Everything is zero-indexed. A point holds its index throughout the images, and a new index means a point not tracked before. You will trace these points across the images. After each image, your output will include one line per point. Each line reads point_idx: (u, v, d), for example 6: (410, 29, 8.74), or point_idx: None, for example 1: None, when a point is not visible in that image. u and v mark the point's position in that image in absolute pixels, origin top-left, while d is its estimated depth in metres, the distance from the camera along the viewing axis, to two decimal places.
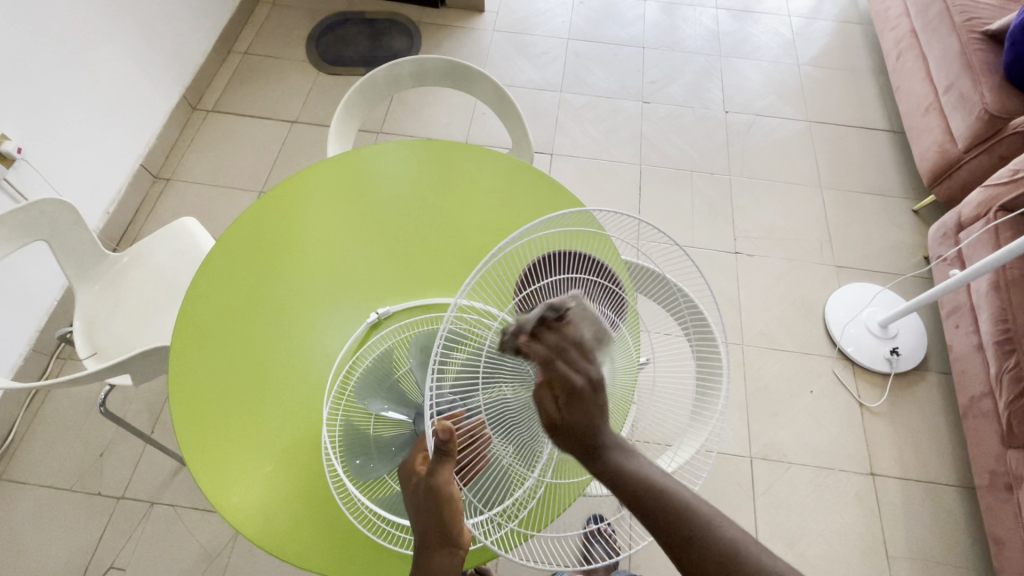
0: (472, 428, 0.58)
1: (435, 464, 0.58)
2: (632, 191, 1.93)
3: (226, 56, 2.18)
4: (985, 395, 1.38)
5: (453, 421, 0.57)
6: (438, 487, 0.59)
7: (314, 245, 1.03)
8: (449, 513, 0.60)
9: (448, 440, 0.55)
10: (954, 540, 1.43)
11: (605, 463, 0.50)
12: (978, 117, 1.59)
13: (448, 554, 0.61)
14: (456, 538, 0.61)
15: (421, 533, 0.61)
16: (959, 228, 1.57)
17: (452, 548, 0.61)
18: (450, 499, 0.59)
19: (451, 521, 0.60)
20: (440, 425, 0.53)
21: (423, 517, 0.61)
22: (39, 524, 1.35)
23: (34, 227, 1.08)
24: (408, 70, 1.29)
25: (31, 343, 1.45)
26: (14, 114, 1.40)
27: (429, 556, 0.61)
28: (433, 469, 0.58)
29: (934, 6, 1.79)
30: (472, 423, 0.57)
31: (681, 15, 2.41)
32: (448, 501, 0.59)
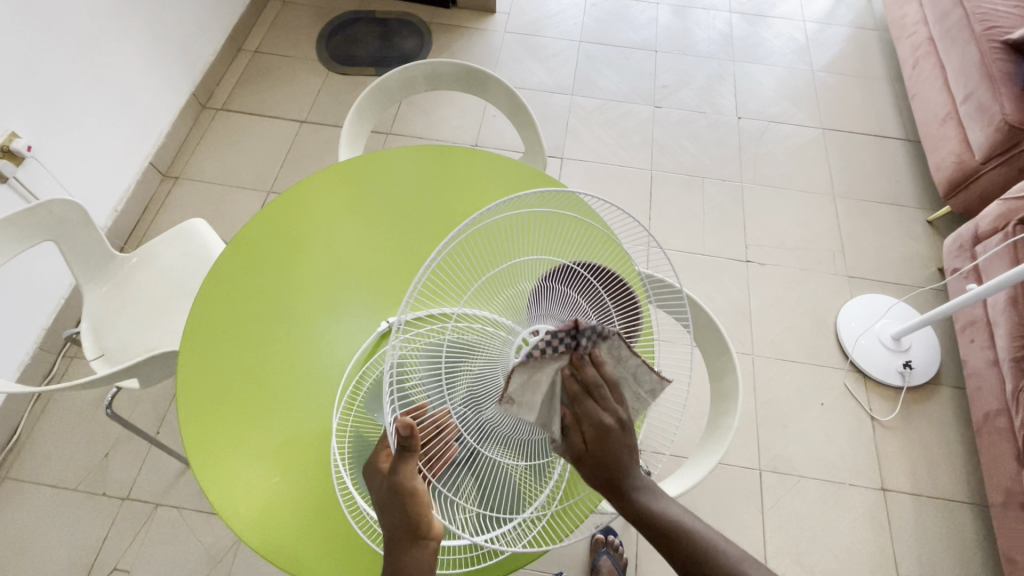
0: (437, 419, 0.60)
1: (397, 460, 0.58)
2: (643, 197, 1.91)
3: (236, 54, 2.18)
4: (1000, 411, 1.36)
5: (416, 414, 0.61)
6: (402, 483, 0.59)
7: (324, 249, 1.02)
8: (415, 509, 0.59)
9: (410, 436, 0.55)
10: (965, 558, 1.41)
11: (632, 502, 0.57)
12: (997, 128, 1.56)
13: (418, 548, 0.60)
14: (424, 531, 0.60)
15: (389, 527, 0.60)
16: (976, 240, 1.55)
17: (422, 541, 0.60)
18: (415, 495, 0.59)
19: (419, 515, 0.60)
20: (400, 420, 0.53)
21: (390, 514, 0.60)
22: (43, 523, 1.35)
23: (42, 226, 1.08)
24: (422, 74, 1.28)
25: (37, 342, 1.44)
26: (24, 111, 1.40)
27: (399, 550, 0.60)
28: (396, 464, 0.59)
29: (953, 13, 1.77)
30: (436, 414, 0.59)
31: (694, 18, 2.39)
32: (413, 497, 0.59)
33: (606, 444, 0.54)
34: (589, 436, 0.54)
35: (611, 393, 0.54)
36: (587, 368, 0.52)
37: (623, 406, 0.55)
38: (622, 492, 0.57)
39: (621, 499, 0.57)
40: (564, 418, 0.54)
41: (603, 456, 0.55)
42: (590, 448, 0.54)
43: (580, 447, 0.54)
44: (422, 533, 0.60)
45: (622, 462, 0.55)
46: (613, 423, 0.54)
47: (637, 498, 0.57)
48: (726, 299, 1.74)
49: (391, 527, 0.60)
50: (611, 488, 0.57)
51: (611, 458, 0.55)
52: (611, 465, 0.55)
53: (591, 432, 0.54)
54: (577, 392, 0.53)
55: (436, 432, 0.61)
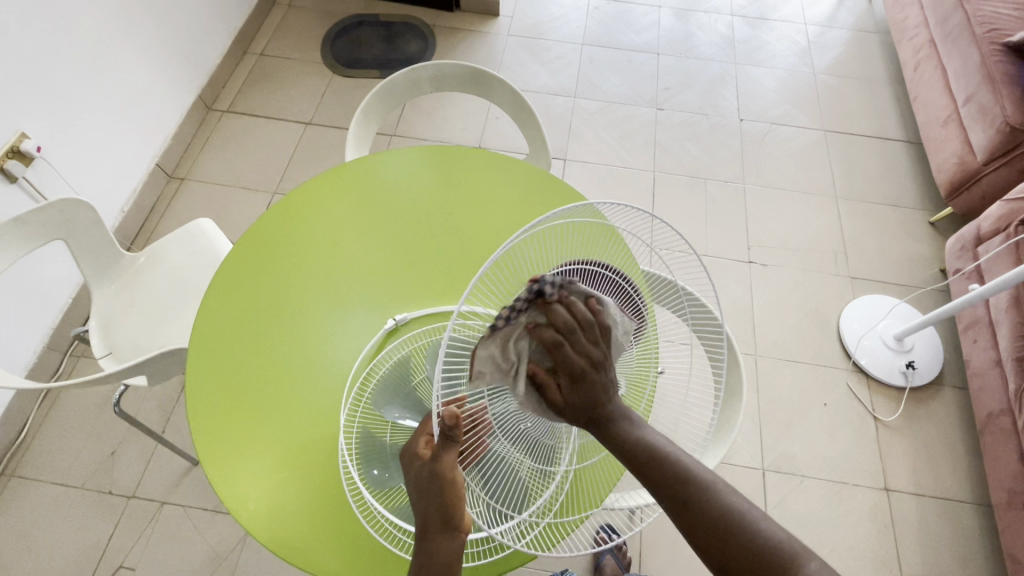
0: (475, 411, 0.59)
1: (440, 449, 0.58)
2: (646, 198, 1.92)
3: (242, 57, 2.20)
4: (1003, 411, 1.37)
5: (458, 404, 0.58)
6: (442, 472, 0.59)
7: (331, 248, 1.03)
8: (452, 497, 0.60)
9: (455, 426, 0.53)
10: (969, 558, 1.41)
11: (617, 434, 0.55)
12: (998, 129, 1.57)
13: (449, 538, 0.61)
14: (456, 522, 0.61)
15: (422, 516, 0.61)
16: (978, 241, 1.55)
17: (454, 532, 0.61)
18: (454, 482, 0.60)
19: (454, 504, 0.60)
20: (448, 410, 0.52)
21: (425, 501, 0.61)
22: (50, 520, 1.36)
23: (52, 225, 1.09)
24: (427, 75, 1.29)
25: (45, 341, 1.45)
26: (34, 112, 1.41)
27: (430, 539, 0.61)
28: (439, 454, 0.58)
29: (954, 16, 1.78)
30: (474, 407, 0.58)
31: (696, 21, 2.41)
32: (451, 484, 0.59)
33: (582, 384, 0.53)
34: (564, 384, 0.52)
35: (586, 336, 0.53)
36: (556, 312, 0.51)
37: (597, 346, 0.54)
38: (603, 426, 0.55)
39: (603, 432, 0.55)
40: (532, 380, 0.52)
41: (582, 396, 0.53)
42: (568, 394, 0.53)
43: (559, 397, 0.53)
44: (455, 524, 0.61)
45: (599, 398, 0.54)
46: (587, 360, 0.53)
47: (621, 428, 0.55)
48: (729, 299, 1.74)
49: (424, 515, 0.61)
50: (592, 423, 0.55)
51: (591, 398, 0.54)
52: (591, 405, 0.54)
53: (568, 382, 0.52)
54: (556, 347, 0.51)
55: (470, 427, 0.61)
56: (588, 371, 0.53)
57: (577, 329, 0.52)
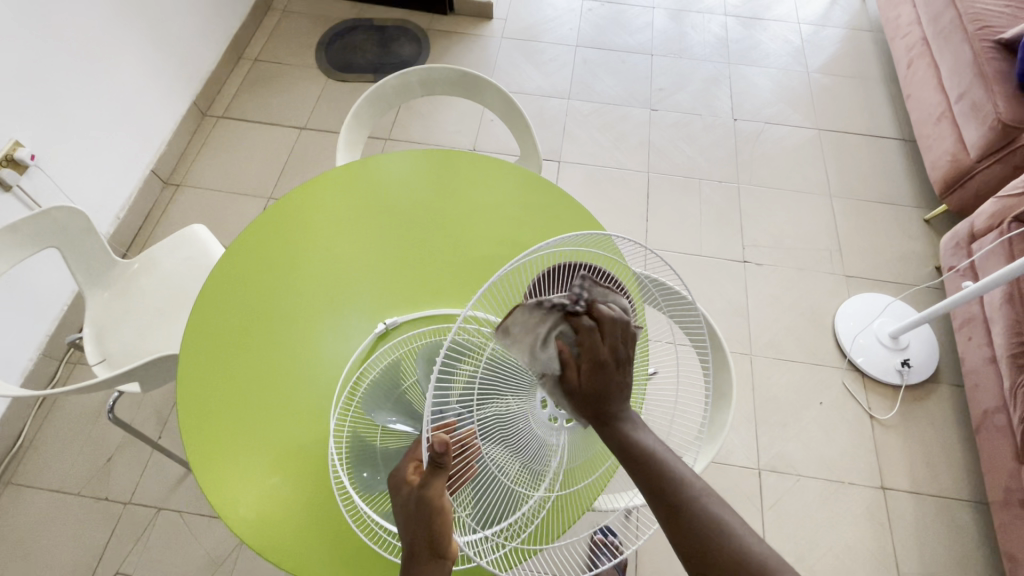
0: (464, 437, 0.59)
1: (428, 476, 0.56)
2: (640, 198, 1.92)
3: (237, 63, 2.20)
4: (999, 409, 1.36)
5: (446, 430, 0.58)
6: (431, 499, 0.57)
7: (322, 253, 1.04)
8: (440, 525, 0.58)
9: (443, 453, 0.53)
10: (967, 557, 1.41)
11: (613, 431, 0.53)
12: (991, 126, 1.57)
13: (436, 566, 0.59)
14: (444, 550, 0.59)
15: (410, 542, 0.60)
16: (971, 238, 1.55)
17: (440, 560, 0.59)
18: (441, 511, 0.58)
19: (441, 533, 0.58)
20: (437, 435, 0.52)
21: (412, 527, 0.59)
22: (47, 527, 1.36)
23: (45, 233, 1.09)
24: (418, 80, 1.30)
25: (41, 348, 1.46)
26: (29, 120, 1.42)
27: (417, 567, 0.59)
28: (427, 480, 0.57)
29: (946, 14, 1.78)
30: (463, 433, 0.58)
31: (690, 22, 2.41)
32: (439, 513, 0.58)
33: (600, 371, 0.51)
34: (584, 367, 0.50)
35: (615, 334, 0.51)
36: (595, 308, 0.51)
37: (622, 349, 0.52)
38: (609, 425, 0.53)
39: (607, 432, 0.53)
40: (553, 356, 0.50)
41: (597, 386, 0.51)
42: (585, 379, 0.51)
43: (576, 381, 0.51)
44: (441, 552, 0.59)
45: (612, 396, 0.52)
46: (610, 355, 0.51)
47: (624, 430, 0.53)
48: (724, 299, 1.74)
49: (411, 541, 0.60)
50: (596, 418, 0.52)
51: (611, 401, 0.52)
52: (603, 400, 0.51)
53: (588, 366, 0.51)
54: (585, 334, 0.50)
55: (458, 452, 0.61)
56: (609, 363, 0.51)
57: (610, 325, 0.51)
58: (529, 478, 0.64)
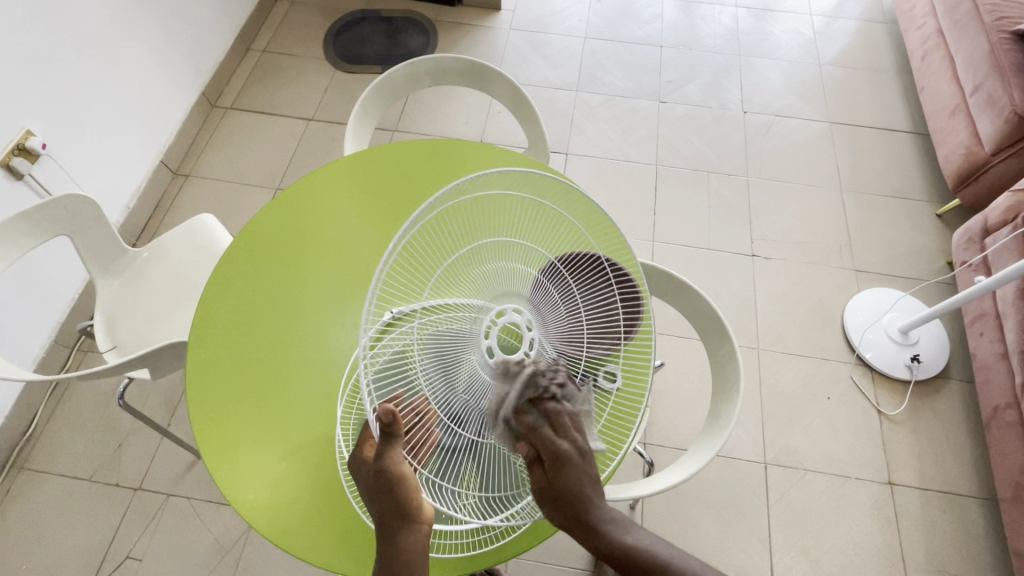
0: (418, 405, 0.64)
1: (383, 447, 0.59)
2: (648, 191, 1.91)
3: (245, 54, 2.21)
4: (1010, 405, 1.35)
5: (397, 401, 0.64)
6: (389, 469, 0.60)
7: (330, 241, 1.04)
8: (405, 493, 0.61)
9: (392, 422, 0.55)
10: (974, 553, 1.40)
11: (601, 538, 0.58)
12: (1007, 119, 1.55)
13: (410, 532, 0.63)
14: (414, 516, 0.62)
15: (379, 513, 0.63)
16: (984, 233, 1.53)
17: (415, 526, 0.63)
18: (403, 479, 0.60)
19: (407, 500, 0.61)
20: (380, 406, 0.54)
21: (378, 499, 0.62)
22: (59, 511, 1.38)
23: (56, 221, 1.10)
24: (426, 69, 1.29)
25: (53, 335, 1.48)
26: (40, 110, 1.43)
27: (391, 533, 0.63)
28: (382, 452, 0.59)
29: (962, 4, 1.75)
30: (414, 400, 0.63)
31: (700, 13, 2.39)
32: (401, 482, 0.60)
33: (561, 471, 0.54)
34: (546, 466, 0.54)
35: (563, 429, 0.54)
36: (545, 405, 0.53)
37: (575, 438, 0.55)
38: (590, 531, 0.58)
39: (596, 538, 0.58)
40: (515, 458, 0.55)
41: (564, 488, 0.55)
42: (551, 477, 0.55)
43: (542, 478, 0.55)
44: (412, 517, 0.63)
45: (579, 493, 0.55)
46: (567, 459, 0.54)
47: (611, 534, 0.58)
48: (731, 293, 1.73)
49: (381, 513, 0.63)
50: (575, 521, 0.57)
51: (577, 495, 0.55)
52: (568, 492, 0.55)
53: (550, 470, 0.54)
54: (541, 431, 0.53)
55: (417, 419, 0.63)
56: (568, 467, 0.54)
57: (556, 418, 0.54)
58: None
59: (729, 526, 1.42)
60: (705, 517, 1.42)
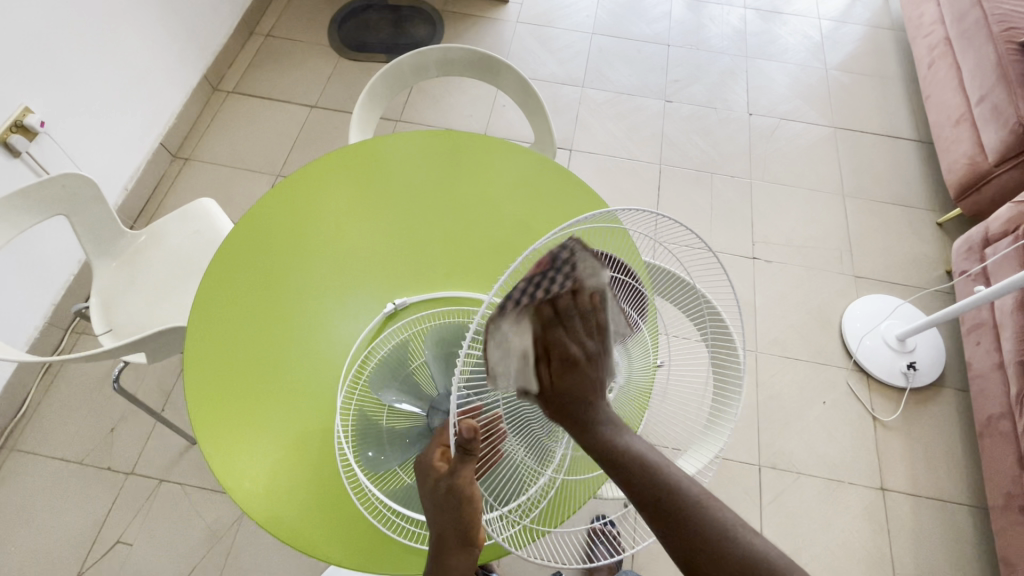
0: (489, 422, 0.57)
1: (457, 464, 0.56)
2: (651, 190, 1.91)
3: (248, 37, 2.18)
4: (1004, 415, 1.36)
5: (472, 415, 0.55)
6: (460, 487, 0.57)
7: (333, 230, 1.03)
8: (468, 514, 0.59)
9: (471, 439, 0.51)
10: (963, 560, 1.41)
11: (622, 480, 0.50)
12: (1011, 130, 1.55)
13: (465, 555, 0.61)
14: (473, 539, 0.60)
15: (439, 534, 0.60)
16: (985, 243, 1.54)
17: (469, 547, 0.61)
18: (471, 498, 0.58)
19: (469, 520, 0.59)
20: (465, 423, 0.50)
21: (439, 516, 0.60)
22: (49, 494, 1.37)
23: (54, 199, 1.08)
24: (434, 59, 1.27)
25: (46, 316, 1.46)
26: (39, 88, 1.41)
27: (446, 555, 0.61)
28: (456, 469, 0.56)
29: (971, 13, 1.74)
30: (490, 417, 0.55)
31: (708, 13, 2.37)
32: (466, 500, 0.58)
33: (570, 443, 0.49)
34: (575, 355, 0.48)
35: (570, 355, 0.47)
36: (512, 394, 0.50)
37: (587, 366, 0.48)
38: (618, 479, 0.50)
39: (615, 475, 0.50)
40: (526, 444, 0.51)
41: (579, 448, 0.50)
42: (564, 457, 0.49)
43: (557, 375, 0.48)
44: (471, 540, 0.60)
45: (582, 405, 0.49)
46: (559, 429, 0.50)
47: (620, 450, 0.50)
48: (731, 295, 1.73)
49: (440, 531, 0.60)
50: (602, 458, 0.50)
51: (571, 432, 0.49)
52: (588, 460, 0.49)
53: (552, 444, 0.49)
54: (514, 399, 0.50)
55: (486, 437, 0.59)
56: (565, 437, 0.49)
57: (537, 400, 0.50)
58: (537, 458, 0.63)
59: None
60: None
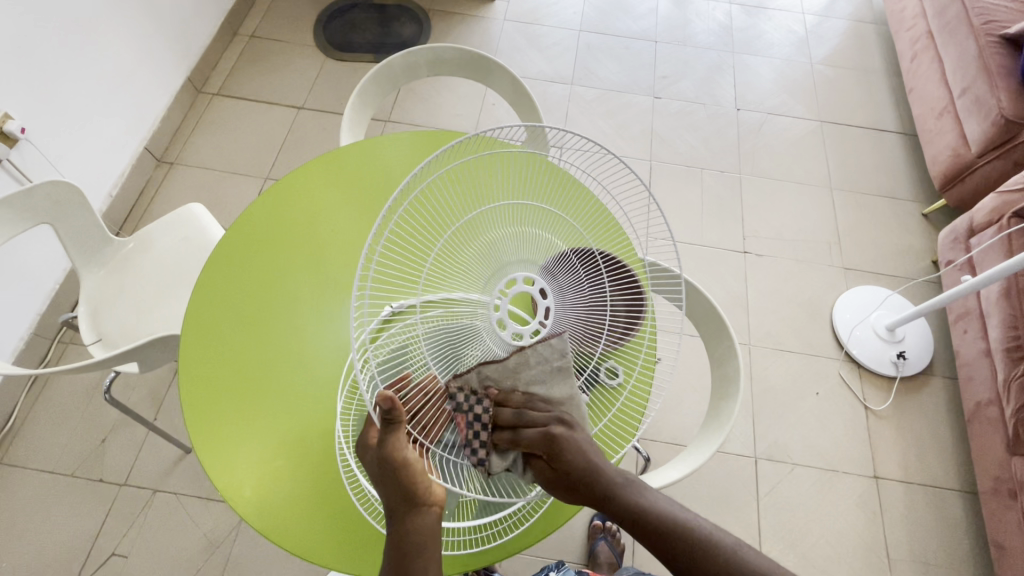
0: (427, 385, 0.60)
1: (384, 434, 0.58)
2: (642, 187, 1.91)
3: (232, 38, 2.15)
4: (992, 401, 1.39)
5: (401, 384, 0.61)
6: (391, 455, 0.59)
7: (327, 232, 1.02)
8: (408, 477, 0.60)
9: (392, 409, 0.54)
10: (954, 543, 1.44)
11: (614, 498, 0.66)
12: (994, 121, 1.58)
13: (420, 514, 0.63)
14: (421, 498, 0.62)
15: (387, 500, 0.62)
16: (970, 233, 1.57)
17: (422, 507, 0.63)
18: (406, 464, 0.59)
19: (413, 482, 0.61)
20: (380, 395, 0.52)
21: (385, 486, 0.61)
22: (39, 508, 1.35)
23: (38, 208, 1.06)
24: (425, 59, 1.27)
25: (32, 327, 1.43)
26: (18, 94, 1.37)
27: (401, 518, 0.63)
28: (383, 439, 0.58)
29: (952, 7, 1.77)
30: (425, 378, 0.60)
31: (694, 9, 2.39)
32: (405, 466, 0.59)
33: (558, 452, 0.62)
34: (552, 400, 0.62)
35: (539, 406, 0.61)
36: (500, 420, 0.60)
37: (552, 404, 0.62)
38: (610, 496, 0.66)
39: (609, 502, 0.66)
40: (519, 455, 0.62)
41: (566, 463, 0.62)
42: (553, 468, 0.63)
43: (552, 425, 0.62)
44: (420, 500, 0.62)
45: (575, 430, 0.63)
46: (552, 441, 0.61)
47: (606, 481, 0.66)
48: (724, 289, 1.75)
49: (389, 499, 0.62)
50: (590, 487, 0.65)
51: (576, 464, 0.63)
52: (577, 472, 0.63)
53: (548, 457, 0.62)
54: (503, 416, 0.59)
55: (425, 400, 0.60)
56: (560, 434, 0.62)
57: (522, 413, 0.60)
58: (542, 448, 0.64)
59: (721, 521, 1.44)
60: (697, 511, 1.44)
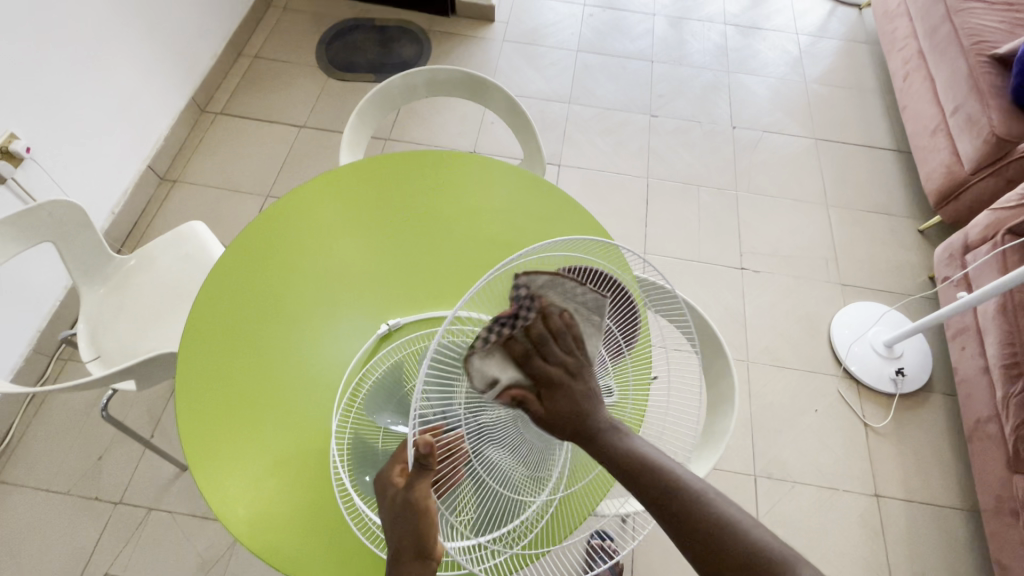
0: (452, 441, 0.58)
1: (412, 476, 0.57)
2: (640, 203, 1.93)
3: (237, 59, 2.19)
4: (991, 418, 1.38)
5: (432, 433, 0.57)
6: (414, 500, 0.58)
7: (325, 251, 1.03)
8: (425, 527, 0.59)
9: (429, 454, 0.54)
10: (958, 563, 1.42)
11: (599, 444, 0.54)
12: (985, 140, 1.60)
13: (419, 566, 0.59)
14: (428, 550, 0.59)
15: (395, 543, 0.60)
16: (965, 249, 1.58)
17: (424, 560, 0.59)
18: (426, 512, 0.58)
19: (426, 534, 0.59)
20: (422, 439, 0.53)
21: (398, 529, 0.60)
22: (32, 527, 1.34)
23: (41, 227, 1.07)
24: (422, 80, 1.29)
25: (32, 344, 1.43)
26: (24, 114, 1.40)
27: (400, 565, 0.60)
28: (412, 481, 0.58)
29: (941, 27, 1.81)
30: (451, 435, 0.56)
31: (689, 29, 2.43)
32: (423, 515, 0.58)
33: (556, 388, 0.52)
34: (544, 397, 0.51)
35: (565, 340, 0.52)
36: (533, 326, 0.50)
37: (575, 353, 0.53)
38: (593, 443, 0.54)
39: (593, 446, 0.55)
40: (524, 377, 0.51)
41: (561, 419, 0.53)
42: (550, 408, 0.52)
43: (539, 410, 0.52)
44: (427, 553, 0.59)
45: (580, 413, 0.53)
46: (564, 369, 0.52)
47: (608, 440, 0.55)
48: (722, 305, 1.75)
49: (397, 545, 0.60)
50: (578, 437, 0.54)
51: (568, 407, 0.53)
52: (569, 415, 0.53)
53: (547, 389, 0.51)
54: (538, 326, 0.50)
55: (449, 457, 0.59)
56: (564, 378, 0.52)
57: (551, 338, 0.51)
58: (534, 483, 0.65)
59: None
60: None
